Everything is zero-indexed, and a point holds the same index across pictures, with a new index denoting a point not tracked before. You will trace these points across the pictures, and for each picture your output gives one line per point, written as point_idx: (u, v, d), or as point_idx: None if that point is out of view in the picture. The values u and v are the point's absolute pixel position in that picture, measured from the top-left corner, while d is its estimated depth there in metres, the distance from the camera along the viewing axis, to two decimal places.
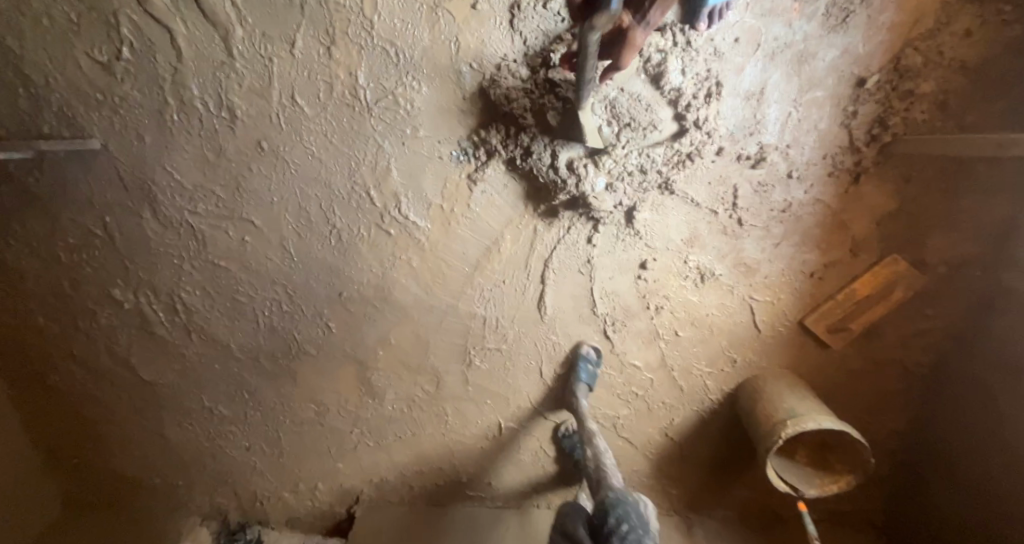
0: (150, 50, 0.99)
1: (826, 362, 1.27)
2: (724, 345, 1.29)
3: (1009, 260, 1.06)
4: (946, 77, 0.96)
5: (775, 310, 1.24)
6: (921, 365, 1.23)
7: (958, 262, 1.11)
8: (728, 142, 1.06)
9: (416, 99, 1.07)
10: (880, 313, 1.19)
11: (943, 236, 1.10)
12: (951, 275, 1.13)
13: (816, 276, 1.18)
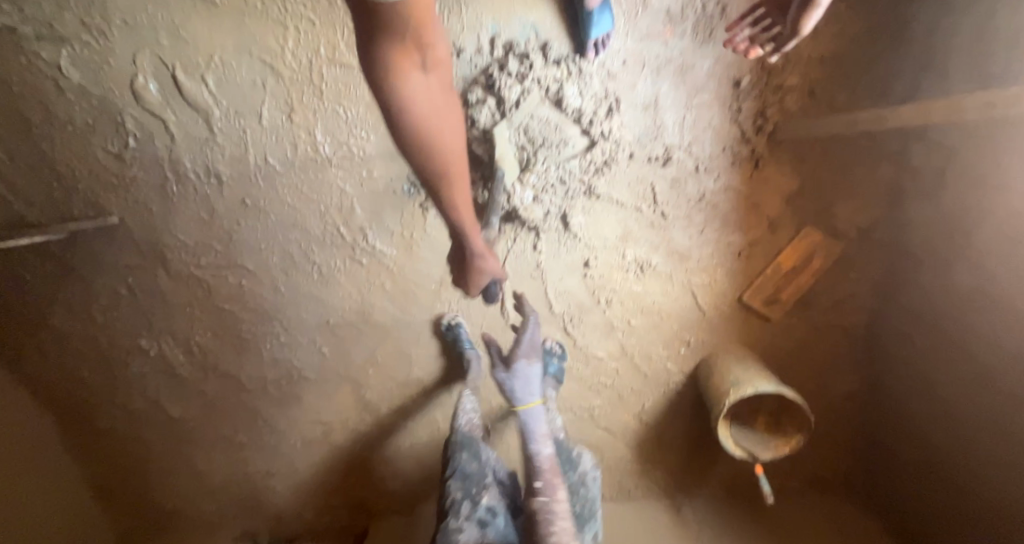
0: (150, 137, 1.19)
1: (776, 336, 1.28)
2: (676, 328, 1.26)
3: (904, 217, 1.18)
4: (808, 69, 1.11)
5: (716, 291, 1.24)
6: (858, 324, 1.28)
7: (868, 225, 1.21)
8: (637, 147, 1.15)
9: (367, 146, 1.26)
10: (812, 280, 1.23)
11: (847, 204, 1.20)
12: (863, 239, 1.22)
13: (744, 254, 1.22)
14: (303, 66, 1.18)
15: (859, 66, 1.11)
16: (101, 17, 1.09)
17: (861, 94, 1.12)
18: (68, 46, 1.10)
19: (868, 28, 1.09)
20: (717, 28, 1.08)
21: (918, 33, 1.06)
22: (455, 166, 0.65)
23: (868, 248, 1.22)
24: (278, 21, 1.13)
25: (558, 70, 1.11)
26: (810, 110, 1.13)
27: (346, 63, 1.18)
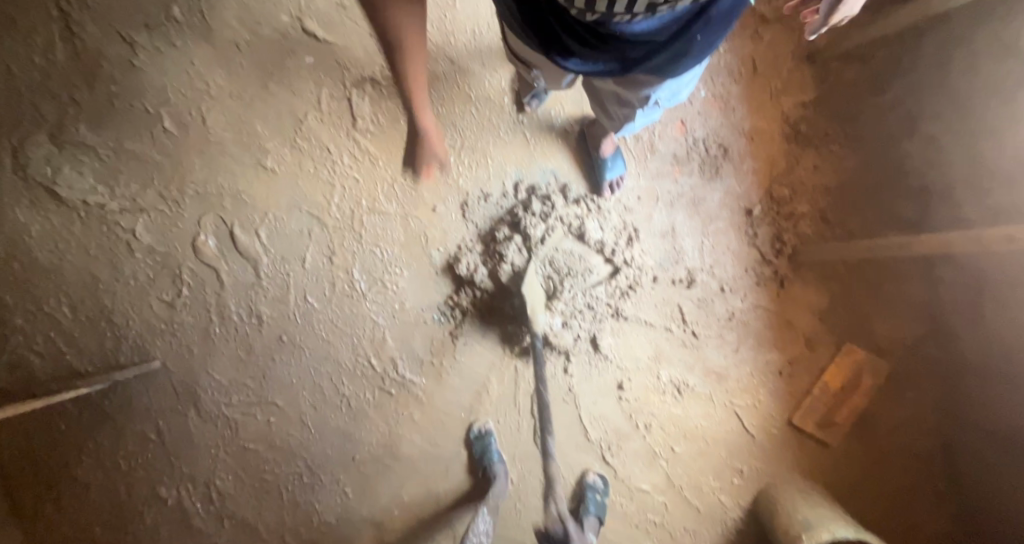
0: (202, 286, 1.28)
1: (837, 463, 1.17)
2: (725, 456, 1.18)
3: (954, 332, 1.14)
4: (815, 198, 1.19)
5: (763, 413, 1.18)
6: (931, 449, 1.16)
7: (913, 341, 1.17)
8: (659, 271, 1.19)
9: (400, 281, 1.30)
10: (863, 404, 1.17)
11: (884, 322, 1.18)
12: (912, 354, 1.17)
13: (786, 374, 1.19)
14: (346, 215, 1.27)
15: (868, 193, 1.18)
16: (176, 189, 1.24)
17: (873, 217, 1.17)
18: (144, 214, 1.24)
19: (866, 160, 1.18)
20: (722, 166, 1.19)
21: (916, 167, 1.13)
22: None
23: (919, 365, 1.17)
24: (327, 180, 1.26)
25: (579, 207, 1.19)
26: (826, 234, 1.18)
27: (384, 211, 1.27)
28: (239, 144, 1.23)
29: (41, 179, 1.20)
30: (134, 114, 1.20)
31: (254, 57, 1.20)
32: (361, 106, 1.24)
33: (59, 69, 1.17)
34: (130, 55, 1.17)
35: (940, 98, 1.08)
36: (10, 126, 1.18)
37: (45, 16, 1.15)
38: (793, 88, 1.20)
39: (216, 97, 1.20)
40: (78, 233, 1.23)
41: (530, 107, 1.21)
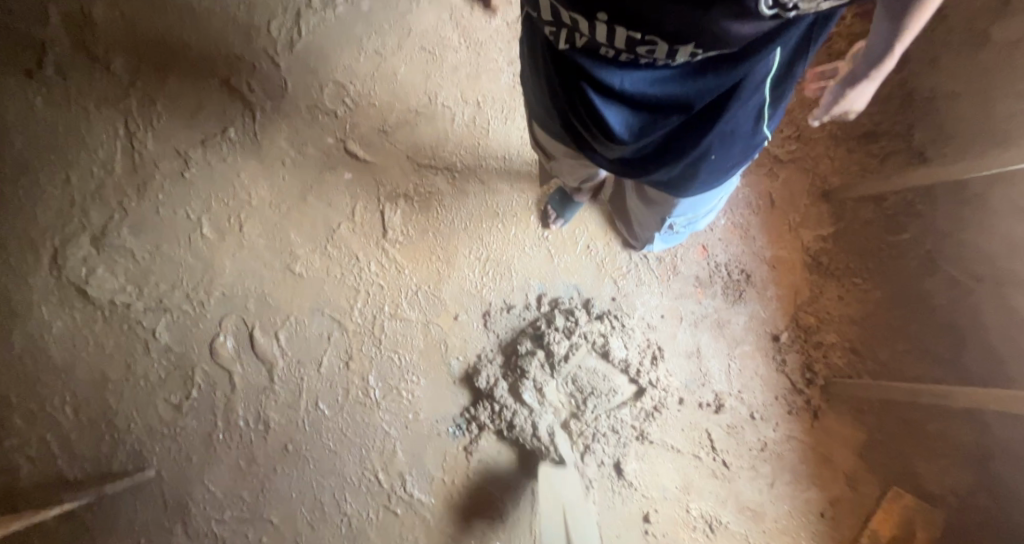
0: (212, 388, 1.25)
1: None
2: None
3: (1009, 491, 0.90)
4: (843, 329, 1.14)
5: None
6: None
7: (966, 491, 0.97)
8: (686, 392, 1.15)
9: (416, 390, 1.25)
10: None
11: (928, 462, 1.02)
12: (965, 508, 0.96)
13: (827, 515, 1.09)
14: (367, 320, 1.27)
15: (896, 328, 1.08)
16: (203, 290, 1.25)
17: (907, 354, 1.05)
18: (167, 314, 1.25)
19: (893, 293, 1.09)
20: (746, 290, 1.20)
21: (941, 308, 1.01)
22: None
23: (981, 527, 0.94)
24: (352, 286, 1.27)
25: (603, 323, 1.17)
26: (859, 367, 1.11)
27: (406, 317, 1.26)
28: (271, 250, 1.26)
29: (73, 278, 1.22)
30: (175, 221, 1.25)
31: (296, 170, 1.26)
32: (392, 219, 1.26)
33: (113, 179, 1.24)
34: (182, 168, 1.25)
35: (951, 236, 1.01)
36: (54, 228, 1.22)
37: (110, 131, 1.24)
38: (810, 222, 1.20)
39: (256, 206, 1.26)
40: (99, 331, 1.23)
41: (555, 224, 1.23)
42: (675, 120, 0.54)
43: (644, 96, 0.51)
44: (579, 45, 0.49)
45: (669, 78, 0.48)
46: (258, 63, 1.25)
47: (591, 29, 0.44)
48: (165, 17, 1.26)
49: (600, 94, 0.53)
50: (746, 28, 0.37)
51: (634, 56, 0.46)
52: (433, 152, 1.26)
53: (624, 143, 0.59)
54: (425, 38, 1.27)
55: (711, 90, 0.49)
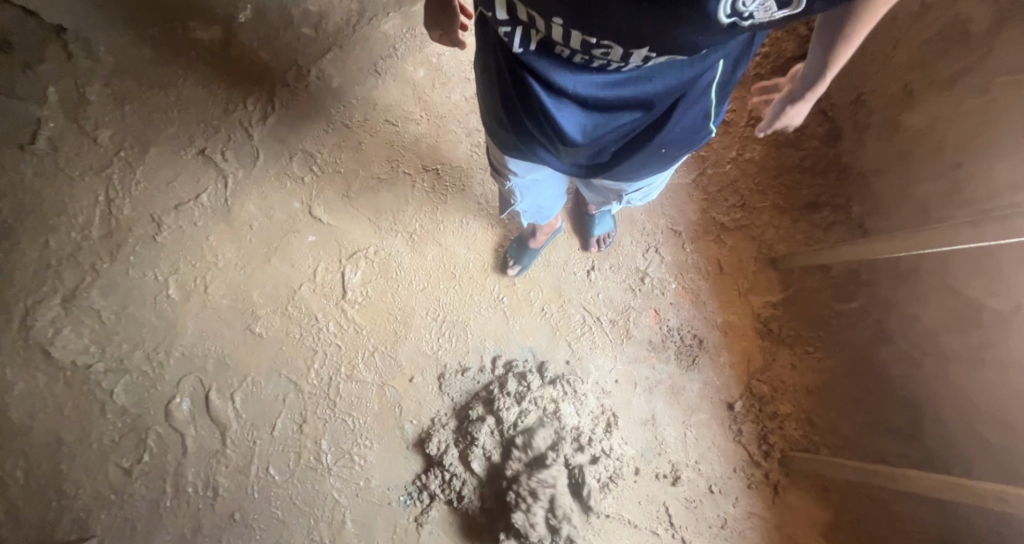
0: (165, 451, 1.23)
1: None
2: None
3: None
4: (798, 399, 1.11)
5: None
6: None
7: None
8: (641, 461, 1.12)
9: (370, 454, 1.21)
10: None
11: None
12: None
13: None
14: (323, 381, 1.25)
15: (851, 399, 1.04)
16: (163, 351, 1.27)
17: (864, 426, 1.01)
18: (127, 375, 1.26)
19: (844, 362, 1.06)
20: (698, 355, 1.18)
21: (896, 380, 0.98)
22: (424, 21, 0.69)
23: None
24: (310, 346, 1.26)
25: (555, 389, 1.14)
26: (815, 439, 1.07)
27: (361, 378, 1.24)
28: (233, 309, 1.28)
29: (39, 339, 1.25)
30: (144, 282, 1.29)
31: (262, 233, 1.30)
32: (352, 279, 1.28)
33: (90, 242, 1.30)
34: (155, 232, 1.31)
35: (902, 296, 0.98)
36: (27, 290, 1.27)
37: (91, 199, 1.31)
38: (759, 288, 1.19)
39: (221, 268, 1.30)
40: (58, 392, 1.24)
41: (513, 270, 1.23)
42: (615, 113, 0.67)
43: (589, 90, 0.63)
44: (536, 45, 0.59)
45: (611, 74, 0.60)
46: (233, 134, 1.33)
47: (550, 27, 0.53)
48: (152, 95, 1.35)
49: (553, 90, 0.64)
50: (703, 34, 0.49)
51: (586, 57, 0.57)
52: (394, 216, 1.30)
53: (573, 135, 0.71)
54: (390, 111, 1.34)
55: (645, 88, 0.62)
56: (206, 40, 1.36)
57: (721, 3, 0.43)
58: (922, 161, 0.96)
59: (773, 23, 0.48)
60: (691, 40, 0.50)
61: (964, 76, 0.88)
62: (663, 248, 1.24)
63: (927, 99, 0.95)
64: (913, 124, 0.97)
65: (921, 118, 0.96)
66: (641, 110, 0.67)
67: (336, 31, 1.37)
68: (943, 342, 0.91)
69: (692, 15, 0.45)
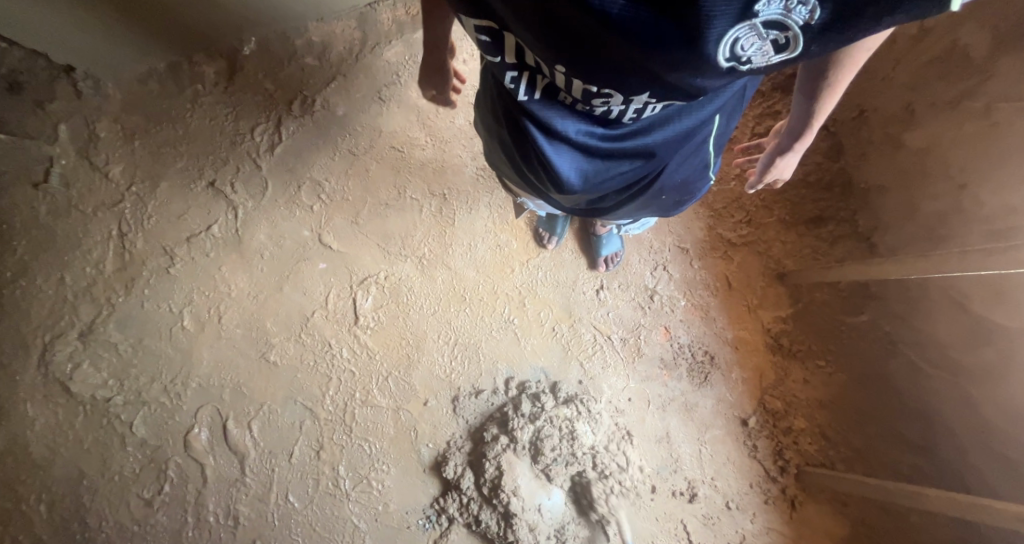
0: (185, 481, 1.24)
1: None
2: None
3: None
4: (811, 413, 1.12)
5: None
6: None
7: None
8: (658, 480, 1.13)
9: (387, 478, 1.23)
10: None
11: None
12: None
13: None
14: (339, 408, 1.26)
15: (864, 412, 1.04)
16: (180, 383, 1.28)
17: (878, 439, 1.02)
18: (146, 407, 1.27)
19: (856, 376, 1.07)
20: (711, 372, 1.19)
21: (905, 393, 0.98)
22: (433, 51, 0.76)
23: None
24: (324, 373, 1.27)
25: (570, 408, 1.14)
26: (830, 453, 1.08)
27: (377, 403, 1.26)
28: (247, 338, 1.29)
29: (59, 374, 1.26)
30: (159, 314, 1.31)
31: (273, 262, 1.32)
32: (364, 304, 1.29)
33: (104, 277, 1.31)
34: (168, 264, 1.32)
35: (911, 310, 0.98)
36: (45, 326, 1.28)
37: (104, 233, 1.33)
38: (768, 303, 1.21)
39: (234, 297, 1.31)
40: (79, 426, 1.25)
41: (550, 243, 1.28)
42: (615, 161, 0.66)
43: (590, 137, 0.63)
44: (540, 91, 0.60)
45: (613, 123, 0.61)
46: (242, 165, 1.35)
47: (554, 74, 0.55)
48: (161, 129, 1.36)
49: (553, 137, 0.64)
50: (703, 79, 0.47)
51: (588, 104, 0.58)
52: (402, 240, 1.32)
53: (571, 182, 0.69)
54: (395, 138, 1.36)
55: (646, 136, 0.62)
56: (211, 73, 1.38)
57: (717, 46, 0.40)
58: (927, 179, 0.98)
59: (774, 66, 0.45)
60: (689, 82, 0.48)
61: (965, 99, 0.90)
62: (671, 266, 1.25)
63: (929, 119, 0.96)
64: (914, 143, 0.99)
65: (923, 138, 0.98)
66: (641, 159, 0.66)
67: (339, 60, 1.39)
68: (951, 357, 0.92)
69: (688, 57, 0.42)
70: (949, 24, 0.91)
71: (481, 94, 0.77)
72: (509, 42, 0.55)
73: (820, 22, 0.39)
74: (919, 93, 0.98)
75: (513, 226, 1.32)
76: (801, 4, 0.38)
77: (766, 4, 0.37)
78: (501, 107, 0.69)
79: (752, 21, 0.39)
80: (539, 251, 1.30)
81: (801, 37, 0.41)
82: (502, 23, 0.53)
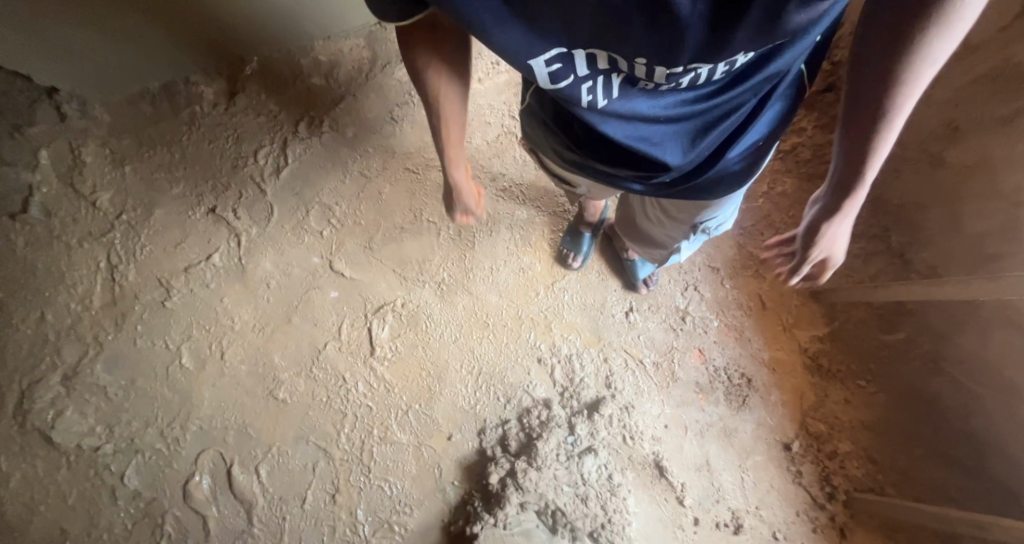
0: (183, 536, 1.11)
1: None
2: None
3: None
4: (856, 436, 1.11)
5: None
6: None
7: None
8: (701, 510, 1.08)
9: (410, 521, 1.12)
10: None
11: None
12: None
13: None
14: (355, 446, 1.17)
15: (907, 433, 1.04)
16: (178, 426, 1.17)
17: (926, 460, 1.00)
18: (139, 455, 1.14)
19: (898, 394, 1.06)
20: (748, 395, 1.17)
21: (949, 411, 0.97)
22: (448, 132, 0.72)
23: None
24: (338, 409, 1.18)
25: (608, 434, 1.12)
26: (878, 477, 1.06)
27: (397, 440, 1.17)
28: (253, 375, 1.20)
29: (38, 423, 1.13)
30: (153, 352, 1.20)
31: (281, 292, 1.23)
32: (380, 334, 1.22)
33: (91, 313, 1.20)
34: (164, 297, 1.22)
35: (956, 327, 0.97)
36: (23, 369, 1.15)
37: (91, 265, 1.22)
38: (804, 322, 1.22)
39: (238, 331, 1.22)
40: (61, 480, 1.12)
41: (575, 263, 1.25)
42: (711, 120, 0.59)
43: (682, 107, 0.56)
44: (617, 82, 0.53)
45: (706, 86, 0.53)
46: (245, 190, 1.27)
47: (632, 66, 0.48)
48: (155, 153, 1.28)
49: (643, 120, 0.58)
50: (804, 13, 0.40)
51: (676, 83, 0.51)
52: (420, 265, 1.26)
53: (672, 160, 0.64)
54: (410, 159, 1.32)
55: (746, 86, 0.54)
56: (209, 93, 1.31)
57: None
58: (975, 197, 0.96)
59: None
60: (787, 28, 0.42)
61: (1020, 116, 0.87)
62: (702, 286, 1.26)
63: (974, 138, 0.95)
64: (955, 160, 0.99)
65: (968, 156, 0.97)
66: (746, 106, 0.58)
67: (348, 79, 1.34)
68: (1005, 378, 0.89)
69: None
70: (997, 43, 0.90)
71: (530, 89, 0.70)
72: (578, 54, 0.48)
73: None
74: (963, 112, 0.97)
75: (536, 249, 1.28)
76: None
77: None
78: None
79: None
80: (564, 273, 1.27)
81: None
82: None
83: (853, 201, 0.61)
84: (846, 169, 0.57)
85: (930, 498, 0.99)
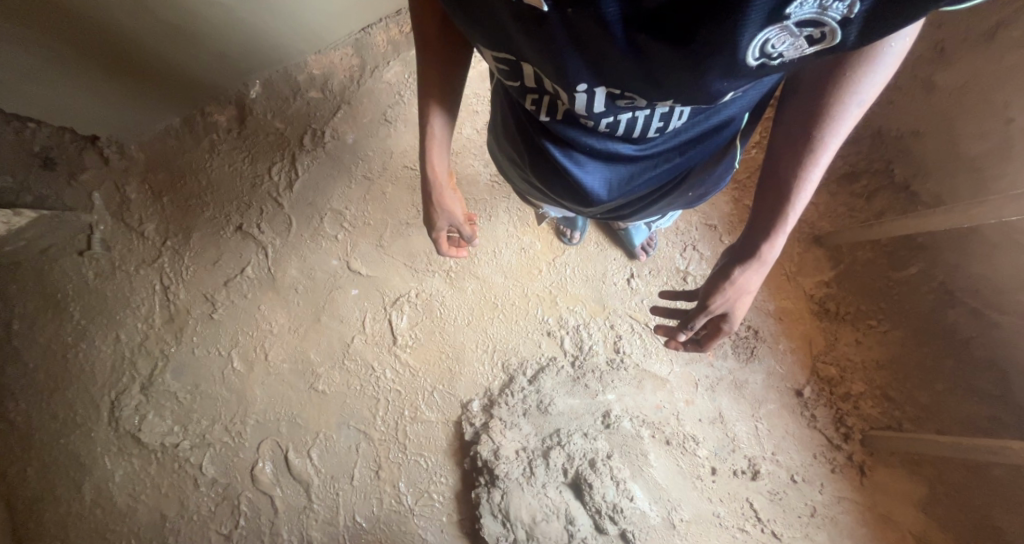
0: (257, 513, 1.26)
1: None
2: None
3: None
4: (869, 376, 1.15)
5: None
6: None
7: None
8: (717, 461, 1.13)
9: (446, 489, 1.23)
10: None
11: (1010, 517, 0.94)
12: None
13: None
14: (390, 427, 1.28)
15: (928, 368, 1.08)
16: (239, 421, 1.31)
17: (947, 395, 1.05)
18: (211, 448, 1.30)
19: (912, 331, 1.11)
20: (756, 346, 1.22)
21: (971, 341, 1.02)
22: (429, 120, 0.75)
23: None
24: (371, 394, 1.30)
25: (619, 402, 1.17)
26: (896, 414, 1.11)
27: (426, 418, 1.27)
28: (295, 371, 1.33)
29: (128, 427, 1.31)
30: (209, 358, 1.35)
31: (309, 294, 1.36)
32: (400, 324, 1.32)
33: (155, 330, 1.36)
34: (211, 310, 1.37)
35: (961, 242, 1.03)
36: (110, 384, 1.33)
37: (149, 289, 1.38)
38: (808, 268, 1.25)
39: (277, 333, 1.35)
40: (154, 473, 1.29)
41: (574, 238, 1.30)
42: (641, 165, 0.69)
43: (615, 150, 0.65)
44: (560, 116, 0.61)
45: (641, 139, 0.63)
46: (265, 206, 1.39)
47: (571, 101, 0.54)
48: (185, 181, 1.41)
49: (578, 151, 0.67)
50: (728, 80, 0.44)
51: (609, 128, 0.59)
52: (428, 256, 1.35)
53: (596, 188, 0.73)
54: (407, 156, 1.42)
55: (673, 135, 0.63)
56: (223, 120, 1.43)
57: (746, 48, 0.38)
58: (970, 120, 1.00)
59: (809, 57, 0.42)
60: (711, 91, 0.46)
61: (1002, 29, 0.92)
62: (700, 245, 1.32)
63: (961, 57, 1.00)
64: (949, 83, 1.02)
65: (958, 78, 1.01)
66: (669, 154, 0.68)
67: (341, 89, 1.44)
68: (1017, 300, 0.95)
69: (715, 63, 0.41)
70: None
71: (500, 112, 0.79)
72: (526, 72, 0.56)
73: (862, 16, 0.36)
74: (948, 33, 1.01)
75: (535, 228, 1.34)
76: (838, 2, 0.35)
77: (798, 5, 0.35)
78: (525, 124, 0.71)
79: (783, 23, 0.37)
80: (564, 249, 1.32)
81: (839, 31, 0.38)
82: (518, 55, 0.52)
83: (775, 241, 0.63)
84: (778, 195, 0.61)
85: (952, 430, 1.03)
